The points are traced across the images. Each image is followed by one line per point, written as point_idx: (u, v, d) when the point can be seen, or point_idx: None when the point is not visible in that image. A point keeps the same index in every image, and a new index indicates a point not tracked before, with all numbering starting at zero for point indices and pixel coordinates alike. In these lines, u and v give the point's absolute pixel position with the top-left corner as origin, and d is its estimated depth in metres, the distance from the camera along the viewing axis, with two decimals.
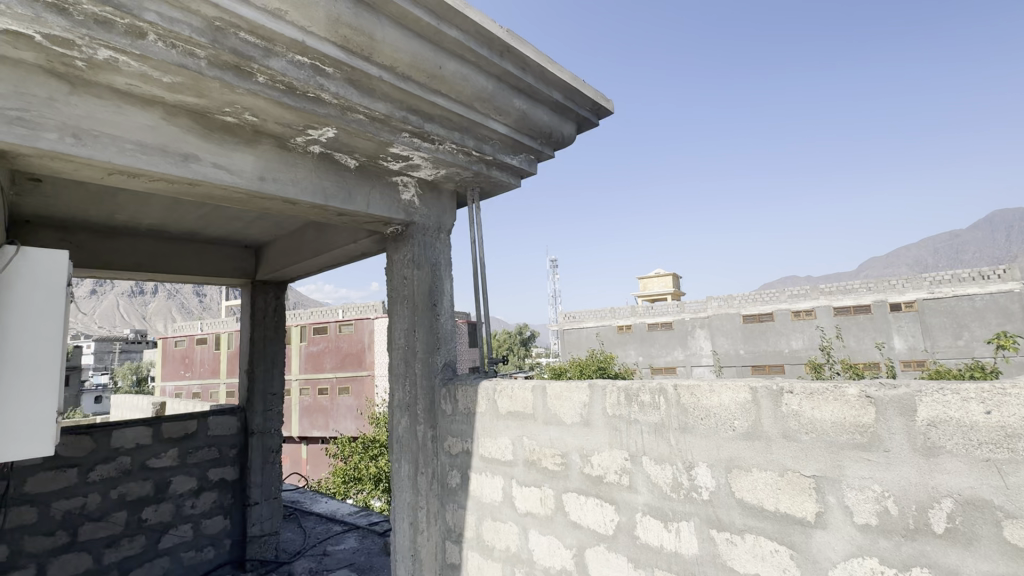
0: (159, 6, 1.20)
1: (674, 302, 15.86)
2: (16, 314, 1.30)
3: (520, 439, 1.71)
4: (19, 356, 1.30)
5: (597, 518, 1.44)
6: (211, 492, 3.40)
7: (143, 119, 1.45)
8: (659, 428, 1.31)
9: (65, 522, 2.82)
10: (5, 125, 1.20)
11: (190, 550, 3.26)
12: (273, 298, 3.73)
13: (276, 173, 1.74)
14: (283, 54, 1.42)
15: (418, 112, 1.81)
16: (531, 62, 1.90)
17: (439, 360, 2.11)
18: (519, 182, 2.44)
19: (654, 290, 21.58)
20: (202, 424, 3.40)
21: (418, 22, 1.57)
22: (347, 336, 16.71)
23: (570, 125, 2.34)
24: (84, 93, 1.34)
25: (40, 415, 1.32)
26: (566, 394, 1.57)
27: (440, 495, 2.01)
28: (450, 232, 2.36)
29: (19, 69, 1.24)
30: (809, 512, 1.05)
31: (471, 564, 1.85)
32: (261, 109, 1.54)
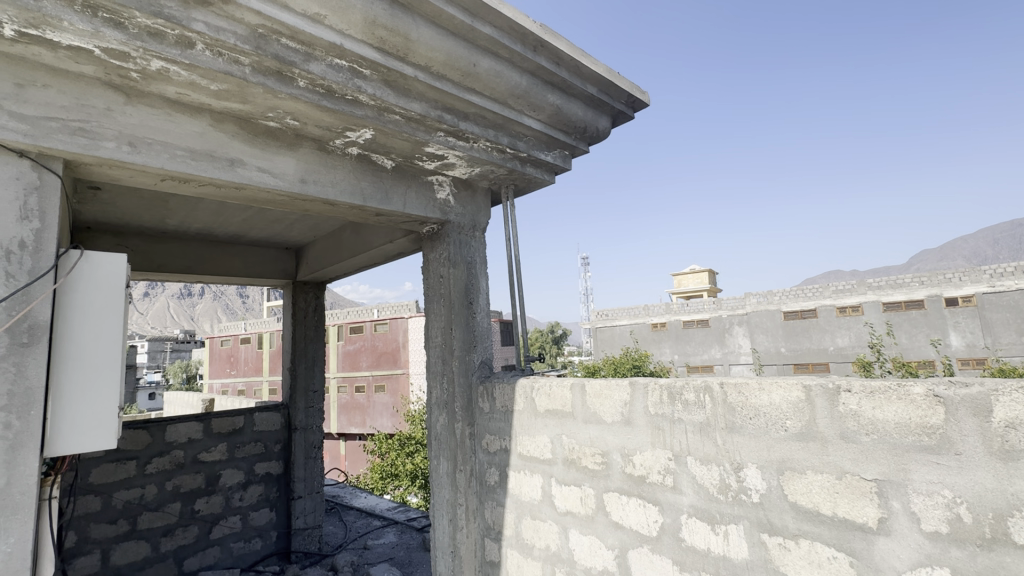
0: (206, 16, 1.24)
1: (710, 299, 15.45)
2: (81, 314, 1.37)
3: (558, 438, 1.69)
4: (86, 354, 1.37)
5: (640, 518, 1.41)
6: (258, 485, 3.53)
7: (192, 126, 1.50)
8: (705, 427, 1.27)
9: (126, 512, 2.98)
10: (69, 136, 1.28)
11: (240, 540, 3.39)
12: (313, 298, 3.84)
13: (316, 175, 1.78)
14: (322, 58, 1.45)
15: (453, 111, 1.81)
16: (565, 56, 1.88)
17: (475, 358, 2.13)
18: (553, 178, 2.41)
19: (689, 287, 21.08)
20: (249, 420, 3.53)
21: (453, 21, 1.57)
22: (382, 335, 17.04)
23: (605, 120, 2.30)
24: (138, 103, 1.40)
25: (103, 409, 1.39)
26: (606, 392, 1.54)
27: (479, 492, 2.02)
28: (485, 231, 2.36)
29: (80, 81, 1.31)
30: (870, 518, 0.99)
31: (511, 562, 1.85)
32: (302, 113, 1.58)
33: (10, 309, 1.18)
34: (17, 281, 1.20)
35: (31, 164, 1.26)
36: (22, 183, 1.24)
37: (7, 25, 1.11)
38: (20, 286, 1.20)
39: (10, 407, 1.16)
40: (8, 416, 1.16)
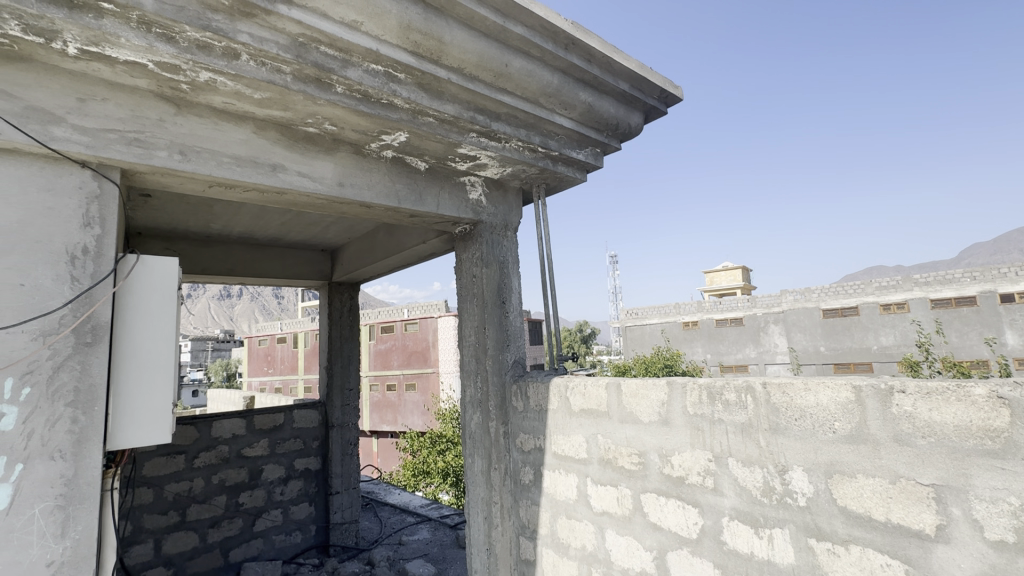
0: (251, 27, 1.29)
1: (745, 297, 15.05)
2: (138, 315, 1.45)
3: (594, 437, 1.69)
4: (142, 353, 1.45)
5: (679, 520, 1.39)
6: (297, 480, 3.64)
7: (237, 133, 1.56)
8: (747, 428, 1.24)
9: (176, 503, 3.13)
10: (125, 146, 1.35)
11: (281, 533, 3.51)
12: (348, 298, 3.94)
13: (353, 178, 1.82)
14: (359, 64, 1.48)
15: (485, 111, 1.82)
16: (597, 53, 1.87)
17: (509, 357, 2.14)
18: (585, 176, 2.40)
19: (722, 284, 20.58)
20: (288, 417, 3.64)
21: (485, 22, 1.58)
22: (412, 335, 17.30)
23: (637, 116, 2.27)
24: (187, 113, 1.47)
25: (159, 406, 1.46)
26: (642, 392, 1.52)
27: (513, 490, 2.02)
28: (517, 230, 2.37)
29: (135, 95, 1.38)
30: (928, 524, 0.95)
31: (546, 561, 1.85)
32: (340, 118, 1.62)
33: (76, 310, 1.26)
34: (81, 284, 1.28)
35: (92, 174, 1.34)
36: (84, 192, 1.32)
37: (71, 43, 1.18)
38: (84, 289, 1.28)
39: (76, 402, 1.24)
40: (75, 411, 1.23)
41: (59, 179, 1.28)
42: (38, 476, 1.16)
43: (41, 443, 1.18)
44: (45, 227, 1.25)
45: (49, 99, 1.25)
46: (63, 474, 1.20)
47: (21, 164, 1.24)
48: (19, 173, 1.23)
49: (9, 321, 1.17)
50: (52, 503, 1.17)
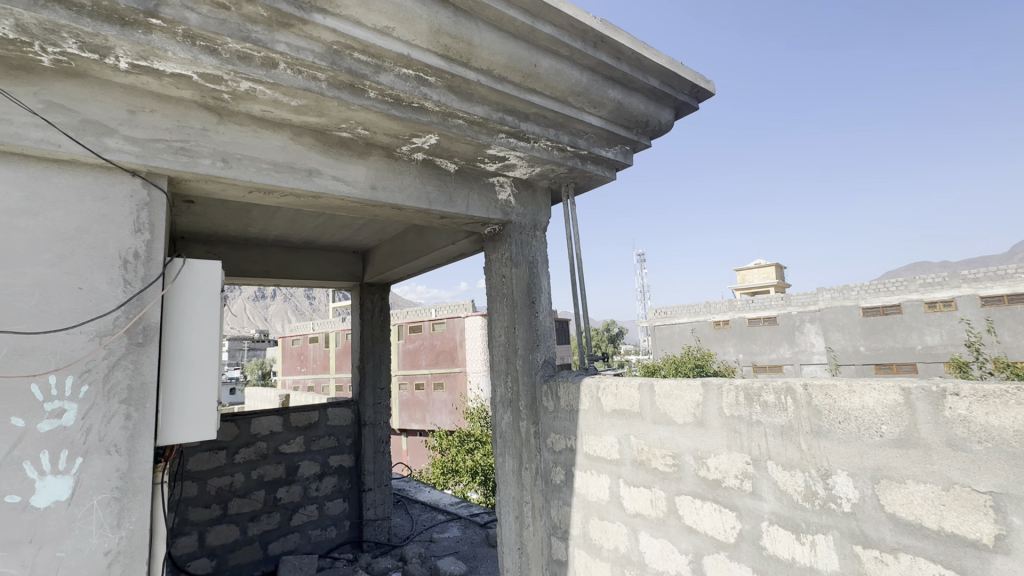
0: (288, 37, 1.32)
1: (779, 295, 14.62)
2: (184, 317, 1.52)
3: (626, 438, 1.67)
4: (189, 352, 1.51)
5: (716, 524, 1.36)
6: (332, 477, 3.72)
7: (276, 140, 1.61)
8: (788, 431, 1.21)
9: (218, 497, 3.25)
10: (172, 155, 1.41)
11: (317, 528, 3.60)
12: (379, 299, 4.01)
13: (385, 182, 1.86)
14: (391, 69, 1.51)
15: (514, 112, 1.83)
16: (626, 50, 1.85)
17: (539, 357, 2.14)
18: (614, 174, 2.37)
19: (754, 283, 20.05)
20: (323, 415, 3.74)
21: (514, 23, 1.59)
22: (440, 335, 17.49)
23: (668, 112, 2.23)
24: (229, 122, 1.52)
25: (204, 404, 1.52)
26: (676, 392, 1.50)
27: (545, 490, 2.02)
28: (546, 230, 2.37)
29: (180, 106, 1.44)
30: (985, 534, 0.91)
31: (578, 563, 1.84)
32: (372, 123, 1.65)
33: (128, 313, 1.33)
34: (133, 287, 1.34)
35: (142, 182, 1.40)
36: (135, 200, 1.38)
37: (122, 58, 1.24)
38: (136, 292, 1.35)
39: (129, 400, 1.30)
40: (128, 408, 1.30)
41: (112, 188, 1.35)
42: (96, 470, 1.23)
43: (98, 438, 1.24)
44: (100, 234, 1.32)
45: (103, 112, 1.32)
46: (118, 468, 1.26)
47: (78, 174, 1.31)
48: (76, 183, 1.30)
49: (68, 322, 1.24)
50: (108, 495, 1.24)
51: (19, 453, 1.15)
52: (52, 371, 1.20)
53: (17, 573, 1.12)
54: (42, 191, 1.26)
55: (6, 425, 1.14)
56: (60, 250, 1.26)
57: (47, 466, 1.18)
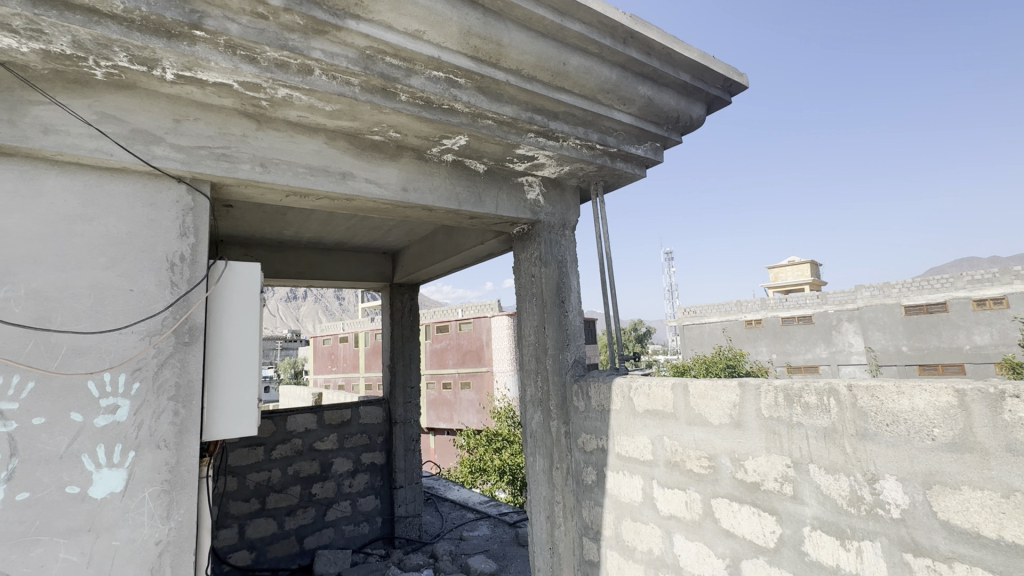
0: (323, 44, 1.36)
1: (814, 293, 14.15)
2: (227, 318, 1.57)
3: (660, 439, 1.65)
4: (231, 350, 1.57)
5: (754, 528, 1.33)
6: (364, 474, 3.80)
7: (311, 144, 1.65)
8: (830, 433, 1.17)
9: (257, 491, 3.35)
10: (214, 161, 1.46)
11: (350, 523, 3.68)
12: (408, 299, 4.07)
13: (416, 183, 1.88)
14: (422, 72, 1.53)
15: (543, 111, 1.83)
16: (656, 45, 1.83)
17: (569, 356, 2.13)
18: (644, 171, 2.34)
19: (788, 281, 19.46)
20: (355, 413, 3.82)
21: (543, 22, 1.59)
22: (467, 335, 17.63)
23: (700, 107, 2.19)
24: (267, 128, 1.57)
25: (245, 401, 1.57)
26: (712, 393, 1.47)
27: (576, 491, 2.01)
28: (576, 229, 2.35)
29: (222, 114, 1.50)
30: None
31: (611, 564, 1.82)
32: (403, 125, 1.67)
33: (175, 313, 1.39)
34: (180, 289, 1.40)
35: (187, 188, 1.46)
36: (181, 205, 1.44)
37: (169, 69, 1.29)
38: (182, 293, 1.41)
39: (177, 397, 1.36)
40: (176, 404, 1.35)
41: (160, 194, 1.41)
42: (147, 463, 1.29)
43: (149, 433, 1.30)
44: (149, 238, 1.38)
45: (151, 121, 1.38)
46: (167, 462, 1.32)
47: (128, 181, 1.37)
48: (127, 190, 1.37)
49: (121, 322, 1.30)
50: (159, 487, 1.30)
51: (78, 446, 1.21)
52: (107, 369, 1.27)
53: (78, 560, 1.18)
54: (96, 198, 1.33)
55: (66, 419, 1.21)
56: (113, 254, 1.32)
57: (103, 459, 1.24)
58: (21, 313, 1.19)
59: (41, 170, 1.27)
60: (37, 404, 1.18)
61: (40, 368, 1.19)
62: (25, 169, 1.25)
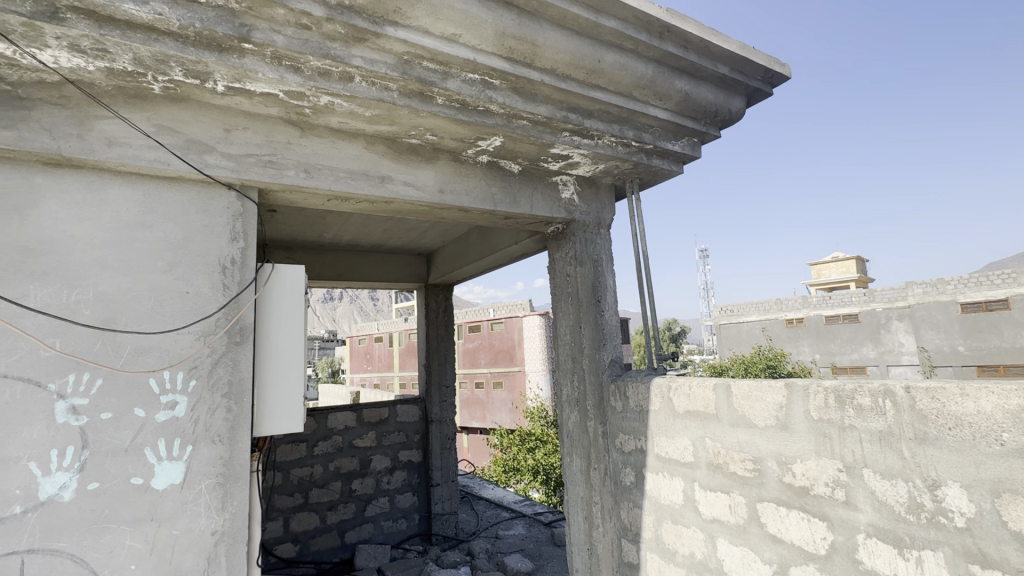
0: (362, 51, 1.39)
1: (860, 290, 13.53)
2: (274, 318, 1.64)
3: (701, 441, 1.61)
4: (278, 349, 1.63)
5: (804, 534, 1.28)
6: (401, 471, 3.87)
7: (351, 150, 1.70)
8: (886, 437, 1.12)
9: (300, 486, 3.47)
10: (262, 168, 1.52)
11: (389, 519, 3.75)
12: (443, 300, 4.12)
13: (452, 185, 1.91)
14: (458, 75, 1.55)
15: (578, 110, 1.82)
16: (694, 38, 1.79)
17: (606, 356, 2.11)
18: (681, 167, 2.29)
19: (832, 278, 18.67)
20: (392, 411, 3.90)
21: (578, 20, 1.58)
22: (499, 335, 17.72)
23: (740, 100, 2.13)
24: (310, 135, 1.62)
25: (291, 399, 1.63)
26: (757, 394, 1.44)
27: (614, 492, 2.00)
28: (611, 228, 2.33)
29: (268, 122, 1.56)
30: None
31: (651, 566, 1.80)
32: (440, 128, 1.70)
33: (228, 314, 1.45)
34: (231, 290, 1.47)
35: (237, 195, 1.52)
36: (231, 211, 1.51)
37: (220, 82, 1.35)
38: (233, 295, 1.47)
39: (230, 394, 1.42)
40: (229, 401, 1.41)
41: (212, 201, 1.48)
42: (203, 457, 1.35)
43: (205, 428, 1.37)
44: (203, 244, 1.45)
45: (204, 132, 1.45)
46: (221, 456, 1.38)
47: (184, 189, 1.45)
48: (183, 198, 1.44)
49: (179, 324, 1.37)
50: (214, 480, 1.36)
51: (142, 439, 1.29)
52: (166, 367, 1.34)
53: (142, 547, 1.25)
54: (154, 206, 1.40)
55: (130, 414, 1.28)
56: (170, 259, 1.40)
57: (163, 453, 1.31)
58: (89, 315, 1.27)
59: (105, 181, 1.35)
60: (104, 400, 1.26)
61: (107, 366, 1.28)
62: (91, 180, 1.34)
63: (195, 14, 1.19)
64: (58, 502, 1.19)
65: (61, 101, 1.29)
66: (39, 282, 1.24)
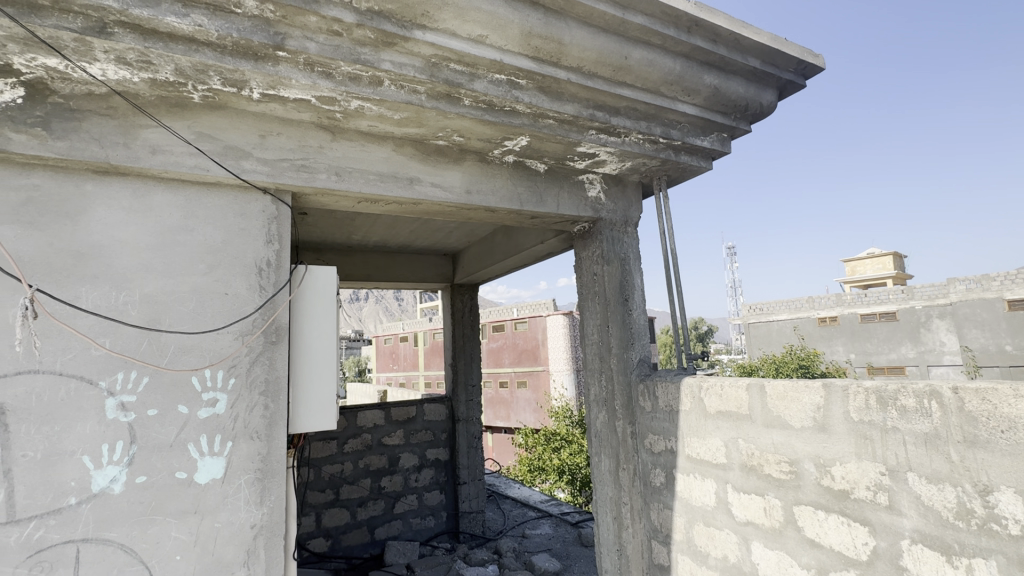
0: (391, 55, 1.41)
1: (898, 288, 13.03)
2: (307, 318, 1.68)
3: (734, 442, 1.58)
4: (311, 348, 1.67)
5: (844, 539, 1.25)
6: (429, 469, 3.91)
7: (380, 152, 1.73)
8: (933, 439, 1.08)
9: (331, 483, 3.55)
10: (295, 172, 1.56)
11: (417, 516, 3.80)
12: (469, 299, 4.16)
13: (479, 186, 1.92)
14: (484, 76, 1.56)
15: (605, 107, 1.80)
16: (723, 31, 1.76)
17: (634, 355, 2.09)
18: (710, 163, 2.25)
19: (868, 275, 18.02)
20: (420, 409, 3.95)
21: (604, 17, 1.57)
22: (523, 335, 17.74)
23: (771, 93, 2.08)
24: (340, 139, 1.66)
25: (325, 396, 1.67)
26: (793, 394, 1.40)
27: (644, 493, 1.98)
28: (638, 226, 2.31)
29: (301, 127, 1.60)
30: None
31: (683, 569, 1.77)
32: (467, 129, 1.71)
33: (264, 314, 1.50)
34: (267, 292, 1.51)
35: (272, 199, 1.57)
36: (267, 214, 1.56)
37: (255, 89, 1.40)
38: (269, 296, 1.52)
39: (267, 392, 1.46)
40: (266, 399, 1.46)
41: (249, 205, 1.53)
42: (242, 453, 1.40)
43: (244, 425, 1.41)
44: (240, 246, 1.50)
45: (241, 138, 1.50)
46: (259, 452, 1.43)
47: (222, 194, 1.50)
48: (222, 202, 1.49)
49: (219, 324, 1.42)
50: (253, 475, 1.41)
51: (186, 435, 1.34)
52: (207, 366, 1.39)
53: (187, 539, 1.30)
54: (195, 210, 1.46)
55: (175, 411, 1.34)
56: (210, 261, 1.45)
57: (205, 448, 1.36)
58: (136, 316, 1.33)
59: (150, 187, 1.41)
60: (150, 397, 1.32)
61: (153, 365, 1.33)
62: (137, 187, 1.40)
63: (233, 25, 1.23)
64: (109, 494, 1.24)
65: (109, 111, 1.35)
66: (90, 285, 1.30)
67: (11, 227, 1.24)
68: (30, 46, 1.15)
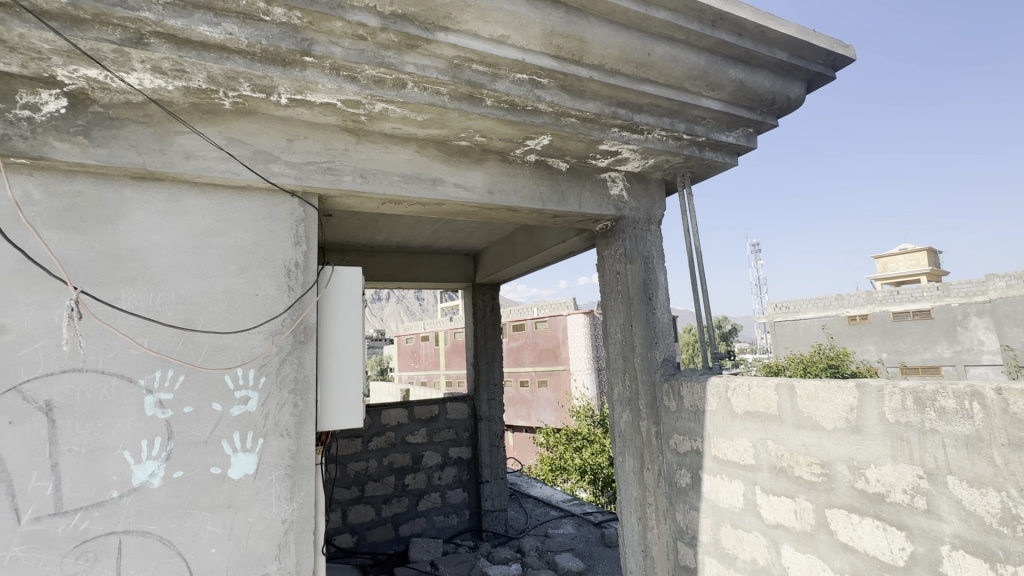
0: (415, 58, 1.43)
1: (933, 284, 12.57)
2: (334, 317, 1.71)
3: (762, 443, 1.55)
4: (338, 347, 1.70)
5: (879, 543, 1.21)
6: (452, 467, 3.95)
7: (404, 154, 1.75)
8: (974, 442, 1.04)
9: (357, 480, 3.61)
10: (321, 175, 1.59)
11: (440, 514, 3.84)
12: (490, 299, 4.17)
13: (501, 185, 1.93)
14: (506, 76, 1.56)
15: (627, 104, 1.79)
16: (749, 24, 1.72)
17: (658, 354, 2.07)
18: (736, 159, 2.21)
19: (900, 271, 17.42)
20: (442, 408, 3.98)
21: (627, 13, 1.56)
22: (543, 334, 17.71)
23: (799, 85, 2.03)
24: (365, 141, 1.69)
25: (351, 395, 1.70)
26: (824, 395, 1.37)
27: (669, 494, 1.95)
28: (661, 223, 2.28)
29: (327, 131, 1.63)
30: None
31: (710, 571, 1.75)
32: (489, 129, 1.72)
33: (293, 314, 1.53)
34: (296, 292, 1.55)
35: (299, 201, 1.60)
36: (294, 216, 1.59)
37: (283, 94, 1.43)
38: (298, 296, 1.55)
39: (296, 390, 1.50)
40: (295, 397, 1.49)
41: (277, 207, 1.57)
42: (273, 450, 1.43)
43: (274, 422, 1.45)
44: (269, 248, 1.54)
45: (270, 142, 1.54)
46: (289, 449, 1.46)
47: (252, 197, 1.54)
48: (252, 205, 1.53)
49: (249, 324, 1.46)
50: (283, 471, 1.44)
51: (219, 432, 1.38)
52: (239, 365, 1.43)
53: (222, 532, 1.34)
54: (227, 214, 1.50)
55: (209, 408, 1.38)
56: (241, 263, 1.49)
57: (238, 445, 1.40)
58: (172, 316, 1.38)
59: (184, 191, 1.46)
60: (186, 394, 1.36)
61: (188, 363, 1.38)
62: (172, 191, 1.45)
63: (262, 32, 1.26)
64: (148, 488, 1.29)
65: (145, 119, 1.40)
66: (129, 287, 1.35)
67: (56, 232, 1.30)
68: (72, 58, 1.20)
